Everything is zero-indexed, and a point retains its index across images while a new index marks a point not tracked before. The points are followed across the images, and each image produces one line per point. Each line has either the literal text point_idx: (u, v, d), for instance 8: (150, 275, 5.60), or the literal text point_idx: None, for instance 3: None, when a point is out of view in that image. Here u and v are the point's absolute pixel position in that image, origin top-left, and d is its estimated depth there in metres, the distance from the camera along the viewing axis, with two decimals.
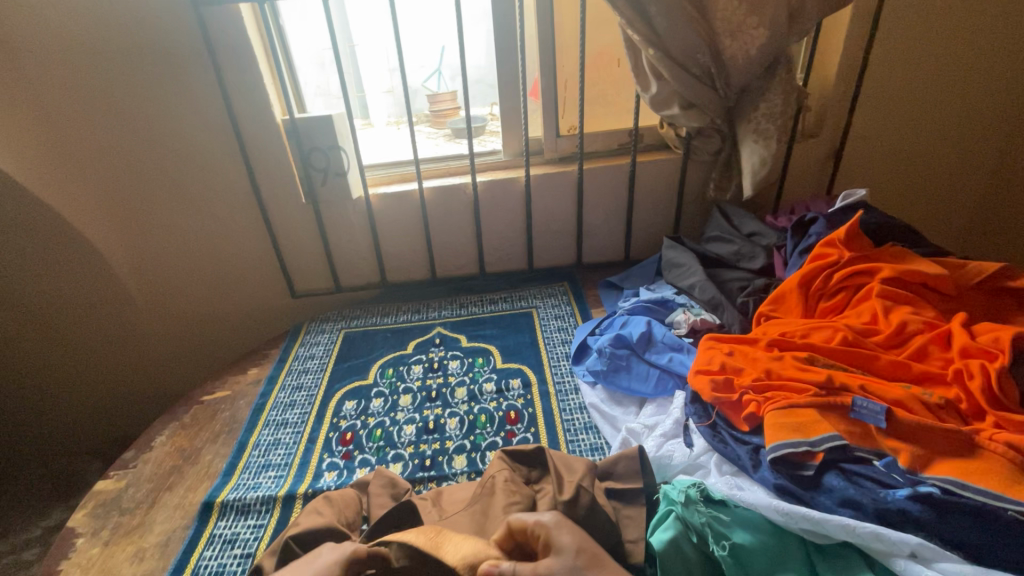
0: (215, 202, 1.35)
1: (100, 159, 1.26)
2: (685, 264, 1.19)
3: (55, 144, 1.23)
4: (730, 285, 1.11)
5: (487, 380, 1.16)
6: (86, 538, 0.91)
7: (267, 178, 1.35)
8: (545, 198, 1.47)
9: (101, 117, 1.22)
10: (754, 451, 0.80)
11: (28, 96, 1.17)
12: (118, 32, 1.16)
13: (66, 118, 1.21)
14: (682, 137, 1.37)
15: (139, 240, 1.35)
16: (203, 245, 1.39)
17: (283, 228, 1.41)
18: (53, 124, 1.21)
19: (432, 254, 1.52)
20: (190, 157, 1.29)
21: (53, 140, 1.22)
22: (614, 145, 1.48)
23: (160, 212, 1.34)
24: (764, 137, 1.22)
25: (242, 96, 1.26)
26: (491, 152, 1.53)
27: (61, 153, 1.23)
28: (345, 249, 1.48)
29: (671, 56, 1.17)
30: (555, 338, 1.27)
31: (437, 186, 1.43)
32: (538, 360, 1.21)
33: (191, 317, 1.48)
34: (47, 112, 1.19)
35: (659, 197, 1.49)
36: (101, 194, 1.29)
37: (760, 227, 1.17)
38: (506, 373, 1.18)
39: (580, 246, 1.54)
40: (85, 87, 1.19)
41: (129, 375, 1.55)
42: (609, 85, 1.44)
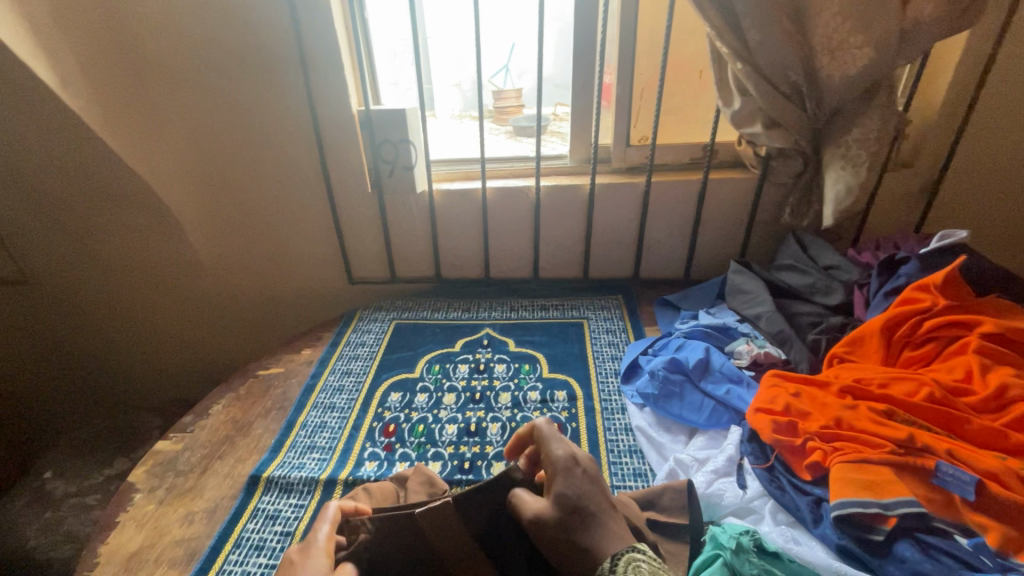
0: (289, 184, 1.40)
1: (192, 141, 1.34)
2: (752, 291, 1.13)
3: (154, 123, 1.31)
4: (801, 319, 1.04)
5: (532, 389, 1.15)
6: (143, 494, 0.96)
7: (338, 166, 1.38)
8: (609, 207, 1.44)
9: (196, 101, 1.30)
10: (816, 504, 0.74)
11: (134, 76, 1.26)
12: (213, 19, 1.22)
13: (164, 98, 1.29)
14: (762, 157, 1.32)
15: (217, 215, 1.43)
16: (275, 226, 1.46)
17: (348, 215, 1.45)
18: (153, 103, 1.29)
19: (489, 252, 1.52)
20: (268, 142, 1.35)
21: (154, 120, 1.31)
22: (686, 159, 1.43)
23: (240, 191, 1.40)
24: (853, 163, 1.15)
25: (322, 86, 1.29)
26: (556, 156, 1.51)
27: (158, 132, 1.32)
28: (404, 241, 1.50)
29: (760, 71, 1.11)
30: (605, 353, 1.24)
31: (500, 187, 1.42)
32: (585, 373, 1.18)
33: (257, 291, 1.56)
34: (149, 92, 1.28)
35: (727, 217, 1.43)
36: (188, 172, 1.37)
37: (840, 260, 1.09)
38: (552, 383, 1.16)
39: (639, 260, 1.50)
40: (184, 71, 1.27)
41: (198, 339, 1.64)
42: (688, 97, 1.39)
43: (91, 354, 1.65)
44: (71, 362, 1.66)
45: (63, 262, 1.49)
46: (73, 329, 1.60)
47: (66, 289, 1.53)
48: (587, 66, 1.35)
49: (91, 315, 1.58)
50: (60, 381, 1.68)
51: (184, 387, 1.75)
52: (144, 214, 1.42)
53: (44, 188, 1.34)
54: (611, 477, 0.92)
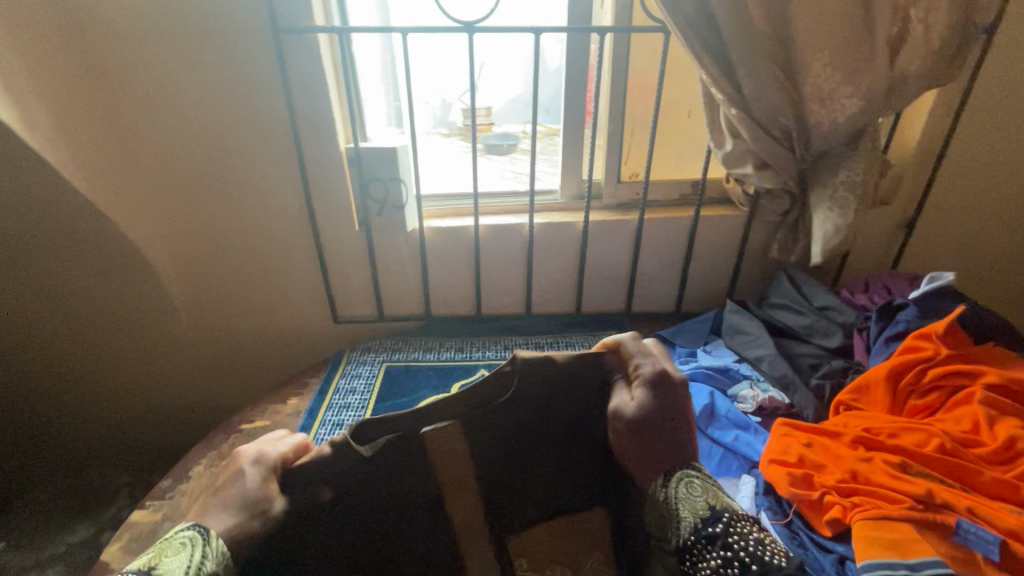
0: (271, 222, 1.34)
1: (170, 186, 1.27)
2: (751, 332, 1.14)
3: (130, 169, 1.24)
4: (802, 361, 1.05)
5: None
6: None
7: (324, 204, 1.33)
8: (602, 243, 1.43)
9: (174, 147, 1.23)
10: (840, 562, 0.74)
11: (108, 121, 1.19)
12: (194, 65, 1.16)
13: (139, 138, 1.21)
14: (750, 194, 1.34)
15: (192, 255, 1.35)
16: (256, 266, 1.39)
17: (334, 253, 1.40)
18: (127, 142, 1.21)
19: (480, 289, 1.48)
20: (251, 185, 1.29)
21: (128, 165, 1.23)
22: (675, 195, 1.44)
23: (221, 237, 1.34)
24: (840, 205, 1.19)
25: (309, 124, 1.24)
26: (548, 191, 1.50)
27: (132, 177, 1.25)
28: (392, 279, 1.45)
29: (752, 117, 1.14)
30: None
31: (492, 224, 1.40)
32: None
33: (235, 333, 1.47)
34: (121, 130, 1.20)
35: (717, 252, 1.44)
36: (164, 218, 1.30)
37: (836, 301, 1.11)
38: None
39: (631, 295, 1.50)
40: (160, 116, 1.20)
41: (168, 385, 1.53)
42: (676, 135, 1.41)
43: (46, 407, 1.51)
44: (21, 417, 1.51)
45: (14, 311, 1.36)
46: (24, 379, 1.46)
47: (15, 337, 1.40)
48: (578, 103, 1.35)
49: (46, 363, 1.45)
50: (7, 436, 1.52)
51: (153, 436, 1.62)
52: (111, 256, 1.32)
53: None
54: None
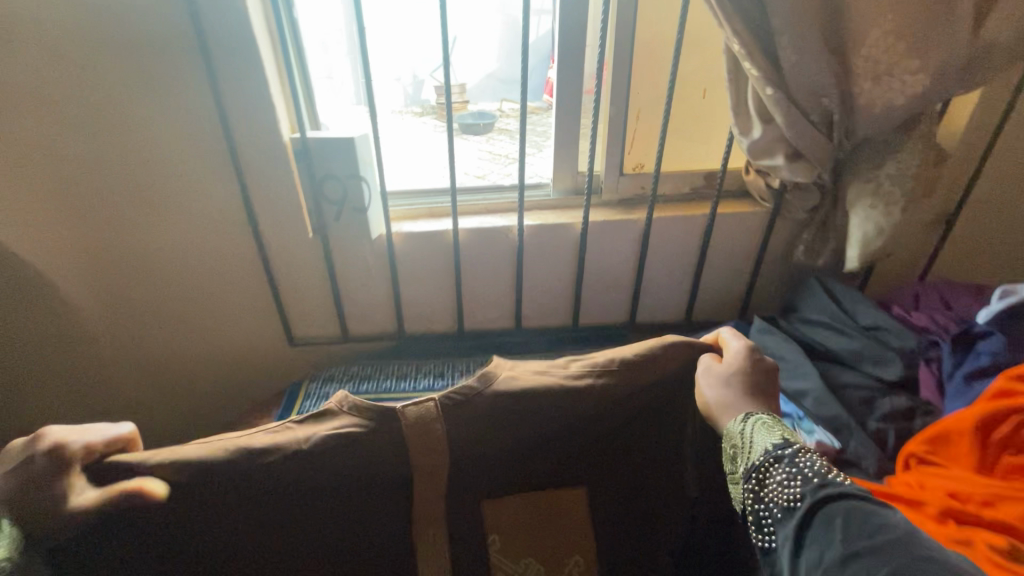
0: (203, 230, 1.09)
1: (73, 194, 1.02)
2: (785, 357, 0.96)
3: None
4: (850, 396, 0.89)
5: None
6: None
7: (269, 208, 1.09)
8: (603, 247, 1.23)
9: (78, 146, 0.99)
10: None
11: None
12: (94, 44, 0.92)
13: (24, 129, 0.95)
14: (774, 189, 1.15)
15: (109, 271, 1.11)
16: (189, 283, 1.15)
17: (283, 266, 1.16)
18: None
19: (461, 303, 1.27)
20: (178, 191, 1.05)
21: None
22: (686, 189, 1.24)
23: (144, 253, 1.10)
24: (884, 201, 1.02)
25: (243, 110, 1.00)
26: (538, 186, 1.29)
27: None
28: (357, 294, 1.23)
29: (789, 97, 0.94)
30: None
31: (475, 228, 1.18)
32: None
33: (169, 361, 1.23)
34: None
35: (734, 255, 1.26)
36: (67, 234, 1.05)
37: (888, 320, 0.93)
38: None
39: (636, 305, 1.31)
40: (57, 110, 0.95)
41: None
42: (688, 119, 1.20)
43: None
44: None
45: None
46: None
47: None
48: (575, 82, 1.13)
49: None
50: None
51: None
52: None
53: None
54: None
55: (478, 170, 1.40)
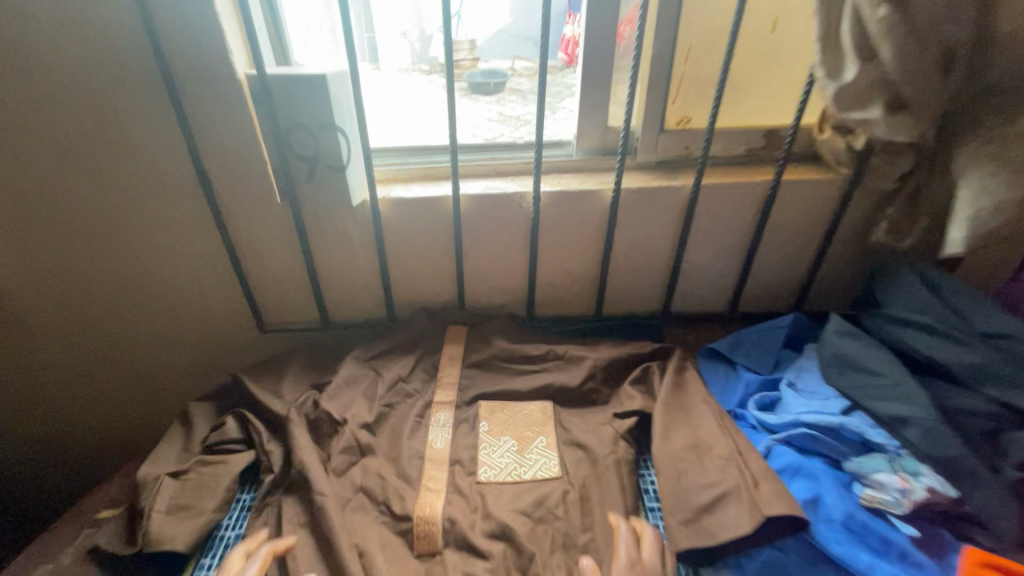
0: (146, 194, 0.89)
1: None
2: (883, 373, 0.73)
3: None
4: (969, 423, 0.67)
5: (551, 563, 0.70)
6: None
7: (223, 162, 0.88)
8: (636, 221, 1.00)
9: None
10: None
11: None
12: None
13: None
14: (856, 151, 0.92)
15: (32, 242, 0.91)
16: (139, 258, 0.95)
17: (248, 239, 0.96)
18: None
19: (463, 283, 1.06)
20: (101, 142, 0.83)
21: None
22: (740, 151, 1.01)
23: (66, 216, 0.89)
24: (1010, 168, 0.77)
25: (181, 37, 0.77)
26: (557, 143, 1.05)
27: None
28: (338, 272, 1.03)
29: (904, 24, 0.71)
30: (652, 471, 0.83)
31: (480, 194, 0.96)
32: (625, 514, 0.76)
33: (122, 347, 1.05)
34: None
35: (795, 234, 1.03)
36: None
37: (1012, 326, 0.71)
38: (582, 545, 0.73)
39: (671, 290, 1.09)
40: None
41: (33, 417, 1.13)
42: (753, 62, 0.94)
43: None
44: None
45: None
46: None
47: None
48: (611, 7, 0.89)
49: None
50: None
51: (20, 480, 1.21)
52: None
53: None
54: None
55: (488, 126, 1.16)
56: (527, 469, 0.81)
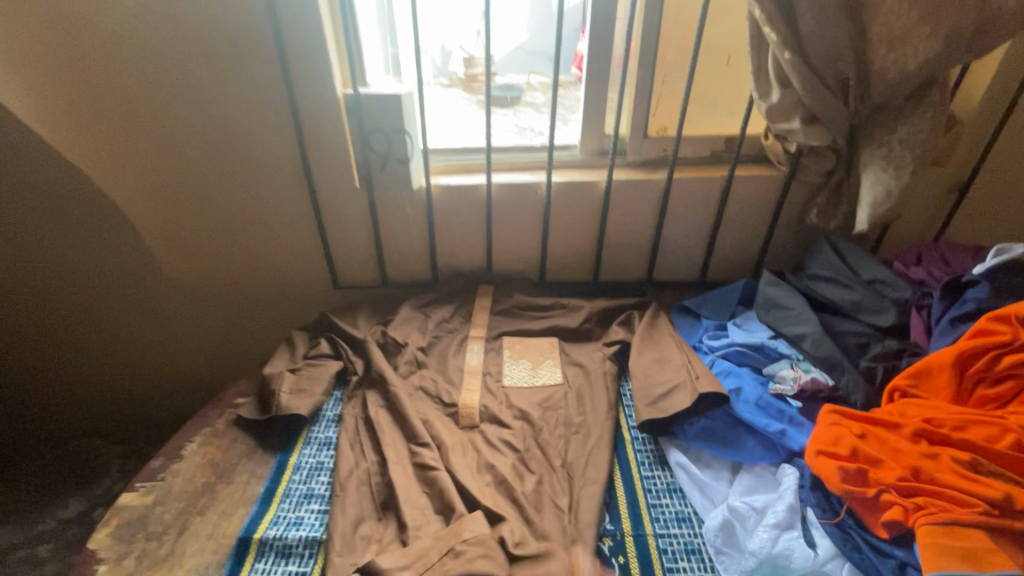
0: (264, 178, 1.22)
1: (146, 141, 1.15)
2: (793, 308, 1.03)
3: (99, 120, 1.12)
4: (846, 339, 0.96)
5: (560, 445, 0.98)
6: (109, 565, 0.80)
7: (321, 156, 1.20)
8: (625, 205, 1.31)
9: (152, 99, 1.11)
10: (899, 569, 0.68)
11: (76, 67, 1.06)
12: (166, 7, 1.02)
13: (112, 87, 1.08)
14: (791, 153, 1.22)
15: (178, 213, 1.25)
16: (252, 227, 1.28)
17: (333, 215, 1.28)
18: (98, 92, 1.09)
19: (492, 253, 1.37)
20: (237, 142, 1.17)
21: (103, 116, 1.12)
22: (706, 152, 1.31)
23: (205, 195, 1.23)
24: (895, 165, 1.07)
25: (302, 67, 1.10)
26: (566, 147, 1.36)
27: (111, 132, 1.14)
28: (396, 242, 1.34)
29: (808, 62, 1.02)
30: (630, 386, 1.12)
31: (507, 182, 1.27)
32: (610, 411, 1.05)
33: (230, 297, 1.38)
34: (91, 81, 1.07)
35: (749, 217, 1.33)
36: (140, 181, 1.20)
37: (887, 275, 1.00)
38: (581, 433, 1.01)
39: (653, 261, 1.39)
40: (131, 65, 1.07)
41: (157, 351, 1.46)
42: (713, 86, 1.26)
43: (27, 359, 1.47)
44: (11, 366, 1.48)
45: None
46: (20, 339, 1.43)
47: None
48: (605, 46, 1.21)
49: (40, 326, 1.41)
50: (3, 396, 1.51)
51: (141, 404, 1.55)
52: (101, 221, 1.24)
53: None
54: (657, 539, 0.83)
55: (512, 132, 1.48)
56: (539, 378, 1.11)
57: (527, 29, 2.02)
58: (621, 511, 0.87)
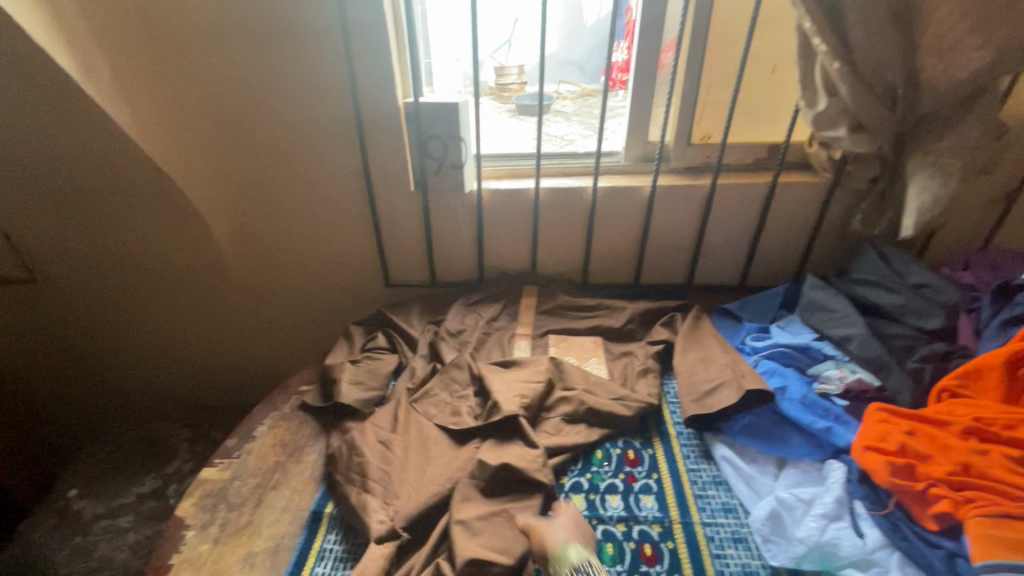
0: (327, 181, 1.30)
1: (226, 149, 1.26)
2: (837, 310, 1.06)
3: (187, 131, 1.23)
4: (893, 341, 0.98)
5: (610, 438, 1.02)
6: (196, 531, 0.87)
7: (380, 160, 1.28)
8: (668, 210, 1.35)
9: (233, 111, 1.21)
10: (950, 559, 0.70)
11: (167, 78, 1.17)
12: (250, 23, 1.12)
13: (197, 95, 1.19)
14: (835, 160, 1.24)
15: (247, 211, 1.34)
16: (314, 227, 1.37)
17: (388, 216, 1.36)
18: (184, 100, 1.19)
19: (536, 254, 1.43)
20: (305, 147, 1.26)
21: (188, 123, 1.23)
22: (750, 160, 1.35)
23: (274, 197, 1.32)
24: (942, 172, 1.08)
25: (367, 78, 1.18)
26: (610, 153, 1.41)
27: (193, 137, 1.24)
28: (446, 243, 1.41)
29: (856, 71, 1.05)
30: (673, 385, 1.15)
31: (553, 187, 1.33)
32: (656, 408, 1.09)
33: (290, 292, 1.47)
34: (180, 89, 1.18)
35: (791, 222, 1.35)
36: (216, 182, 1.30)
37: (933, 278, 1.02)
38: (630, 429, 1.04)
39: (694, 265, 1.42)
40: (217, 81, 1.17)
41: (222, 339, 1.58)
42: (758, 95, 1.29)
43: (103, 344, 1.59)
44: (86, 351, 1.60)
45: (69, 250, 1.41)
46: (100, 325, 1.56)
47: (74, 279, 1.47)
48: (652, 57, 1.25)
49: (118, 313, 1.54)
50: (82, 375, 1.66)
51: (207, 379, 1.68)
52: (178, 219, 1.34)
53: (73, 186, 1.26)
54: (705, 526, 0.86)
55: (556, 140, 1.54)
56: None
57: (560, 40, 2.09)
58: (668, 499, 0.91)
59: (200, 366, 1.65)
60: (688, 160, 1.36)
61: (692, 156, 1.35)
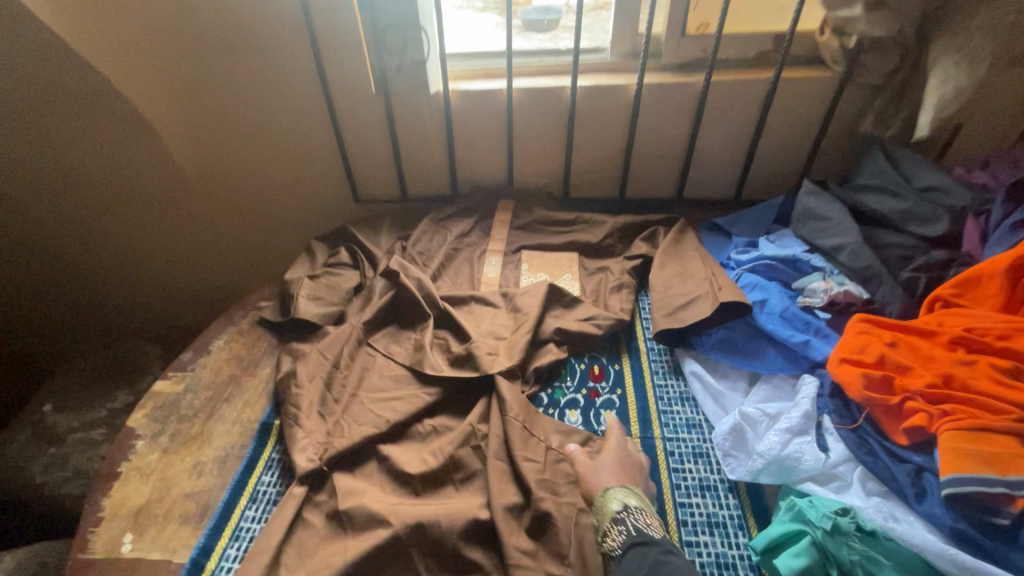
0: (279, 82, 1.19)
1: (163, 46, 1.14)
2: (831, 218, 0.96)
3: (120, 21, 1.11)
4: (889, 251, 0.89)
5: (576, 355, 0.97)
6: (146, 441, 0.86)
7: (335, 57, 1.15)
8: (656, 113, 1.22)
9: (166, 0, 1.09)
10: (916, 474, 0.65)
11: None
12: None
13: None
14: (848, 50, 1.08)
15: (197, 118, 1.25)
16: (271, 136, 1.27)
17: (350, 123, 1.25)
18: None
19: (512, 165, 1.32)
20: (251, 42, 1.14)
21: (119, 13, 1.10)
22: (751, 54, 1.19)
23: (224, 103, 1.22)
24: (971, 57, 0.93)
25: None
26: (595, 50, 1.26)
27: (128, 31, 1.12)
28: (414, 153, 1.30)
29: None
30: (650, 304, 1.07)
31: (528, 88, 1.20)
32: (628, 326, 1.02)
33: (257, 208, 1.41)
34: None
35: (794, 127, 1.22)
36: (160, 83, 1.20)
37: (943, 180, 0.91)
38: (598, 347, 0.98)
39: (685, 177, 1.31)
40: None
41: (193, 258, 1.54)
42: None
43: (72, 261, 1.56)
44: (58, 268, 1.58)
45: (19, 160, 1.35)
46: (68, 241, 1.53)
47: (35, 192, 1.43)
48: None
49: (85, 228, 1.50)
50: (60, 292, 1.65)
51: (182, 298, 1.67)
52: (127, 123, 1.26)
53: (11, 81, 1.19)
54: (665, 441, 0.83)
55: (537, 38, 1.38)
56: None
57: None
58: (630, 415, 0.87)
59: (176, 287, 1.63)
60: (681, 54, 1.21)
61: (686, 49, 1.20)
